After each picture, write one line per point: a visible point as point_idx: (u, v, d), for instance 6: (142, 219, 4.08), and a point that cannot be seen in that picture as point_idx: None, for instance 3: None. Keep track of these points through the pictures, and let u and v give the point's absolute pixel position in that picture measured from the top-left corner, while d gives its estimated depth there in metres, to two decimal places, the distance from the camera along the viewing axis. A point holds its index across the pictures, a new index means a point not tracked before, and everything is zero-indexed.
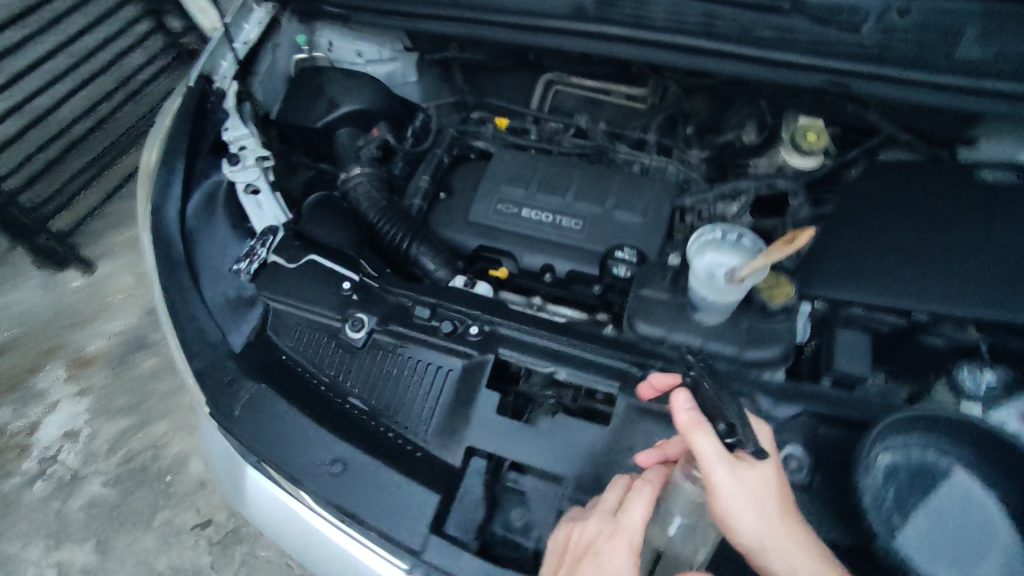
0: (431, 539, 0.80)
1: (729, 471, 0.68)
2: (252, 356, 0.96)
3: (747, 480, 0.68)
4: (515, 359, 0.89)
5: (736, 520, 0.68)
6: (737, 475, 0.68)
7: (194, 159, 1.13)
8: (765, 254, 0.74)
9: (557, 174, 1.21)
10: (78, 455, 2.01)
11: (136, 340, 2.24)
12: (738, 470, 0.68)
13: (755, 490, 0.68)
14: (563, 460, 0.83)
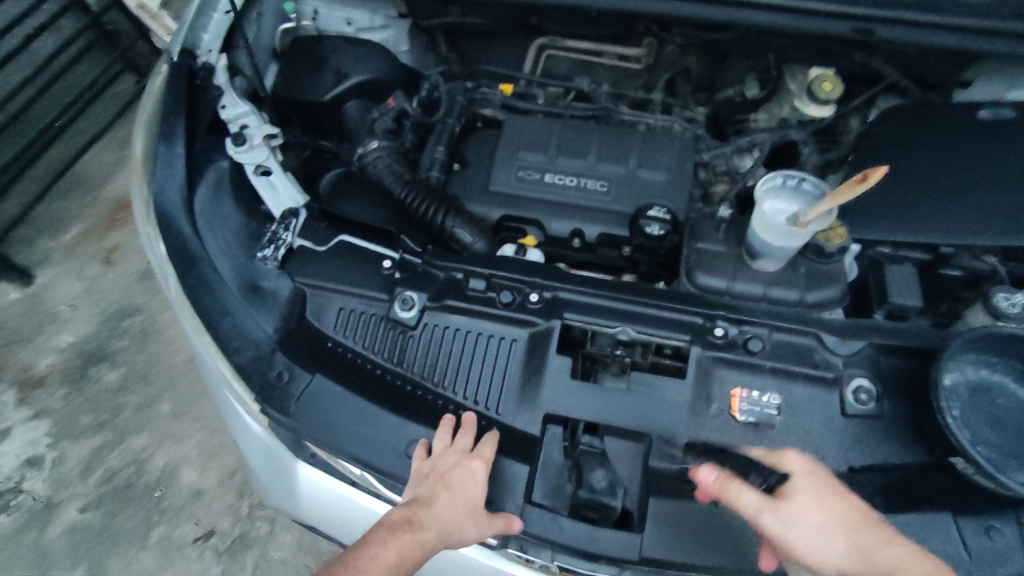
0: (528, 508, 0.79)
1: (777, 518, 0.74)
2: (296, 347, 0.90)
3: (795, 518, 0.74)
4: (582, 323, 0.87)
5: (814, 555, 0.73)
6: (785, 519, 0.74)
7: (192, 142, 1.04)
8: (832, 195, 0.76)
9: (576, 137, 1.19)
10: (46, 482, 1.83)
11: (94, 351, 2.05)
12: (782, 515, 0.74)
13: (808, 524, 0.73)
14: (650, 418, 0.82)
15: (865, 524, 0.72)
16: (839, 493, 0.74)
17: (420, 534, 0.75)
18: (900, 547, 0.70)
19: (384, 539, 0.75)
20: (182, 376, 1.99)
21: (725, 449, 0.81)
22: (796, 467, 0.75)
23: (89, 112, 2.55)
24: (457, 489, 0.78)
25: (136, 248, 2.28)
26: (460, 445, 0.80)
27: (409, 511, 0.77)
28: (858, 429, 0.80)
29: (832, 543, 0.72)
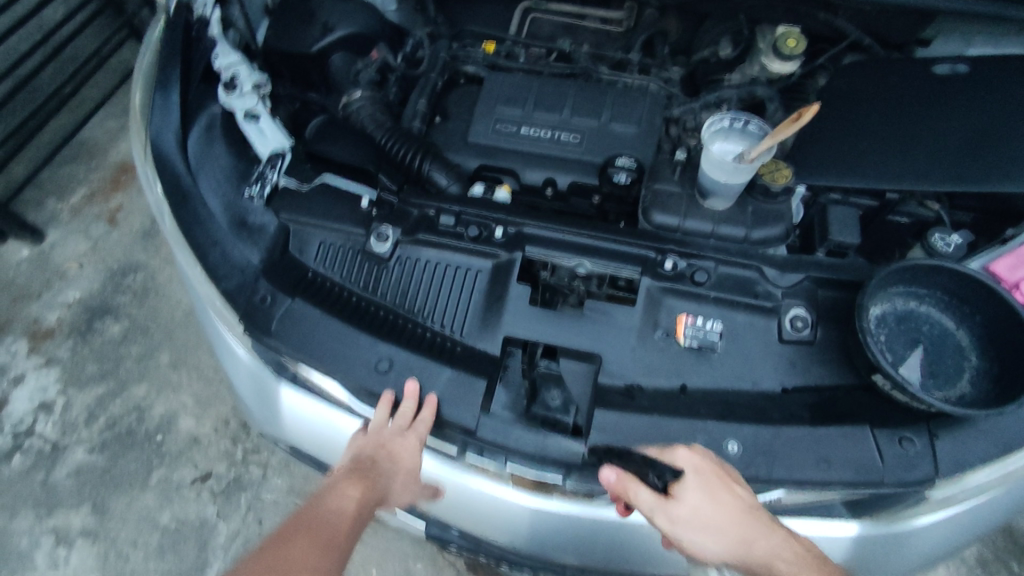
0: (483, 418, 0.85)
1: (666, 516, 0.79)
2: (277, 275, 0.96)
3: (687, 514, 0.78)
4: (542, 256, 0.94)
5: (700, 546, 0.79)
6: (673, 515, 0.79)
7: (187, 89, 1.11)
8: (773, 133, 0.82)
9: (551, 93, 1.26)
10: (55, 426, 1.93)
11: (99, 306, 2.15)
12: (671, 513, 0.79)
13: (697, 519, 0.78)
14: (602, 341, 0.89)
15: (746, 518, 0.77)
16: (728, 486, 0.77)
17: (372, 484, 0.86)
18: (774, 535, 0.77)
19: (347, 487, 0.84)
20: (183, 329, 2.08)
21: (672, 370, 0.87)
22: (687, 462, 0.78)
23: (97, 80, 2.66)
24: (395, 458, 0.88)
25: (139, 209, 2.36)
26: (398, 421, 0.85)
27: (359, 466, 0.88)
28: (792, 353, 0.88)
29: (715, 537, 0.78)
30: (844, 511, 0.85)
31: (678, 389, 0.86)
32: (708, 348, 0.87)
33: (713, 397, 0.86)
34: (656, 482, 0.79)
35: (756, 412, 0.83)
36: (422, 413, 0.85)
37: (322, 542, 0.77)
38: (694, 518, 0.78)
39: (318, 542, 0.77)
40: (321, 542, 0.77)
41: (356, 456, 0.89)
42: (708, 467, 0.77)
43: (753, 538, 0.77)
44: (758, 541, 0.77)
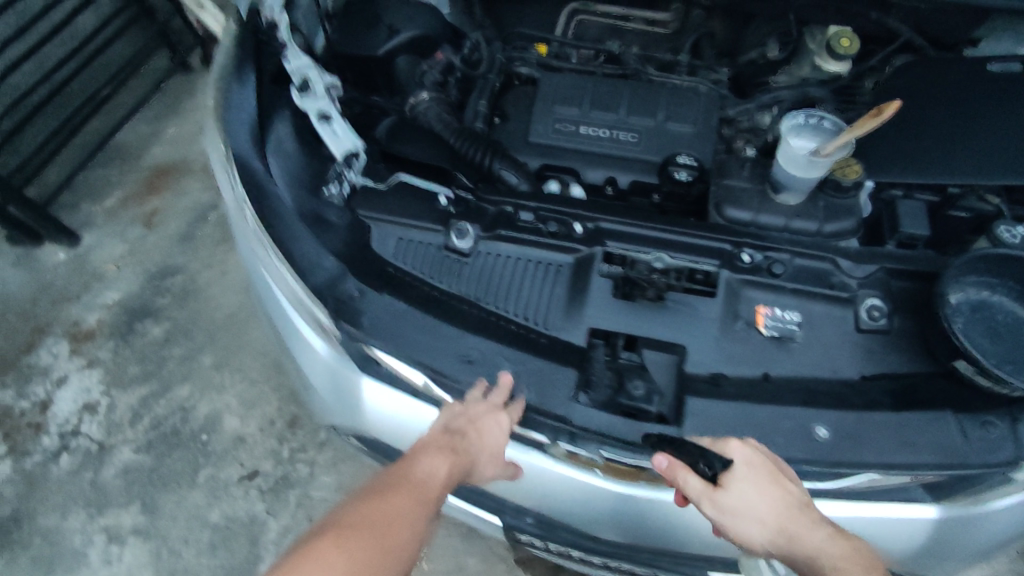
0: (574, 405, 0.90)
1: (714, 504, 0.78)
2: (362, 271, 0.99)
3: (735, 506, 0.77)
4: (621, 250, 0.97)
5: (747, 538, 0.78)
6: (721, 505, 0.78)
7: (261, 91, 1.14)
8: (854, 127, 0.84)
9: (608, 94, 1.28)
10: (101, 427, 1.95)
11: (139, 308, 2.17)
12: (719, 502, 0.78)
13: (746, 510, 0.77)
14: (682, 333, 0.93)
15: (794, 511, 0.77)
16: (777, 480, 0.78)
17: (460, 459, 0.81)
18: (823, 532, 0.76)
19: (436, 458, 0.79)
20: (224, 331, 2.11)
21: (753, 359, 0.91)
22: (738, 454, 0.79)
23: (130, 86, 2.70)
24: (483, 437, 0.85)
25: (175, 212, 2.38)
26: (493, 399, 0.87)
27: (449, 437, 0.83)
28: (869, 342, 0.91)
29: (762, 530, 0.77)
30: (924, 495, 0.87)
31: (760, 378, 0.90)
32: (784, 338, 0.91)
33: (794, 385, 0.89)
34: (706, 470, 0.77)
35: (840, 398, 0.86)
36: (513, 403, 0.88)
37: (413, 506, 0.72)
38: (741, 510, 0.77)
39: (408, 504, 0.72)
40: (413, 505, 0.72)
41: (446, 424, 0.85)
42: (757, 461, 0.79)
43: (802, 532, 0.76)
44: (808, 537, 0.76)
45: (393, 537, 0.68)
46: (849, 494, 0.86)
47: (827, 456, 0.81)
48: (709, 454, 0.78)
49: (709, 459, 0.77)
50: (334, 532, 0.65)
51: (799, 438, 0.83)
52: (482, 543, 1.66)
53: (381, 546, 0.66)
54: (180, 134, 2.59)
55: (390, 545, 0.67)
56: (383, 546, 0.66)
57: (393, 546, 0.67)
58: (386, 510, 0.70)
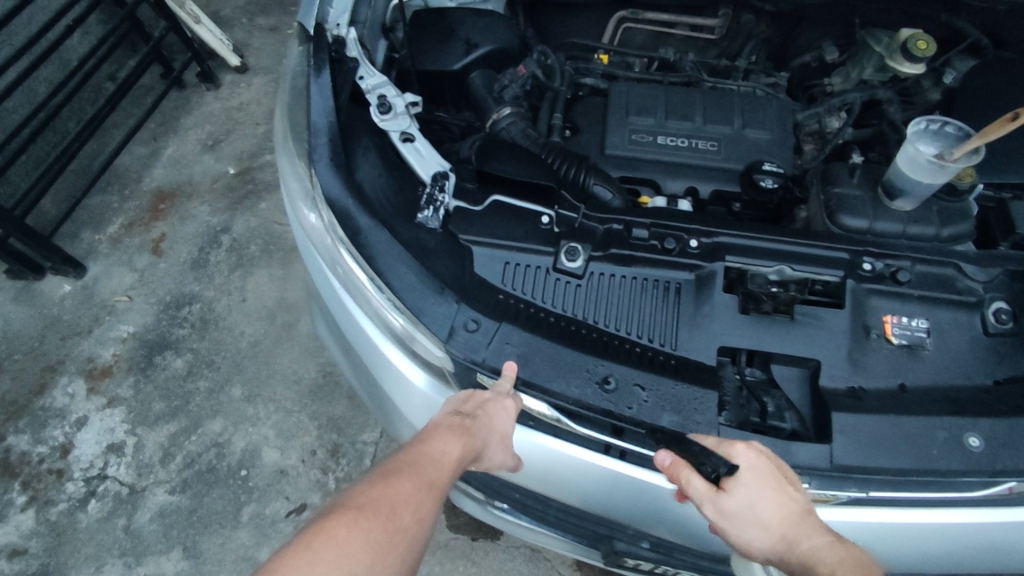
0: (722, 426, 0.86)
1: (716, 507, 0.76)
2: (473, 298, 0.94)
3: (737, 510, 0.74)
4: (742, 265, 0.95)
5: (746, 542, 0.75)
6: (723, 508, 0.75)
7: (339, 114, 1.08)
8: (980, 134, 0.83)
9: (681, 102, 1.27)
10: (130, 469, 1.82)
11: (157, 340, 2.04)
12: (720, 505, 0.75)
13: (748, 514, 0.74)
14: (815, 347, 0.91)
15: (796, 520, 0.73)
16: (784, 486, 0.75)
17: (471, 439, 0.78)
18: (827, 540, 0.71)
19: (448, 437, 0.76)
20: (249, 361, 1.98)
21: (890, 370, 0.90)
22: (743, 458, 0.76)
23: (124, 108, 2.57)
24: (495, 420, 0.83)
25: (183, 236, 2.25)
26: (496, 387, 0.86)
27: (459, 418, 0.80)
28: (1001, 345, 0.91)
29: (763, 536, 0.73)
30: None
31: (898, 388, 0.89)
32: (914, 346, 0.90)
33: (934, 393, 0.88)
34: (710, 470, 0.75)
35: (987, 404, 0.85)
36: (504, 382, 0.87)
37: (421, 489, 0.69)
38: (739, 513, 0.74)
39: (417, 490, 0.68)
40: (420, 488, 0.69)
41: (454, 410, 0.83)
42: (763, 466, 0.76)
43: (802, 540, 0.71)
44: (807, 544, 0.71)
45: (400, 523, 0.64)
46: (1014, 503, 0.84)
47: (988, 465, 0.81)
48: (715, 457, 0.75)
49: (713, 462, 0.75)
50: (346, 512, 0.62)
51: (954, 447, 0.82)
52: (545, 564, 1.58)
53: (389, 530, 0.63)
54: (180, 154, 2.45)
55: (396, 533, 0.63)
56: (391, 536, 0.62)
57: (400, 531, 0.63)
58: (392, 496, 0.66)
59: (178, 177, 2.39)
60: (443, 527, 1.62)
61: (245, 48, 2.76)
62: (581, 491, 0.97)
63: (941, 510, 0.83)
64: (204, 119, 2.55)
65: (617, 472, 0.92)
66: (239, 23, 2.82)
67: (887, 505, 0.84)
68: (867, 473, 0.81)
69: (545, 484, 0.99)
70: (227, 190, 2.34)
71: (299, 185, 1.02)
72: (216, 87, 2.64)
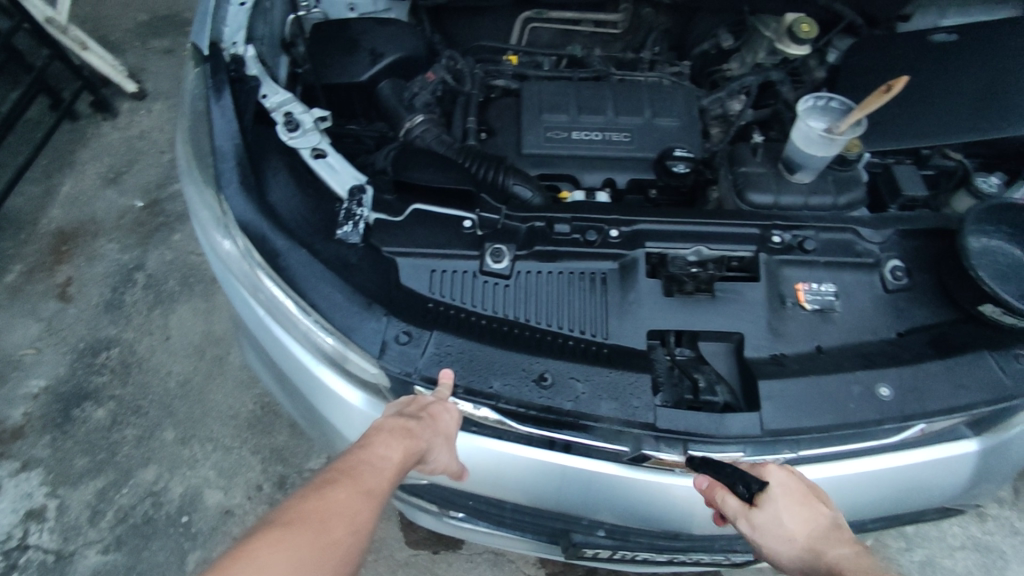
0: (659, 409, 0.87)
1: (748, 523, 0.79)
2: (401, 310, 0.93)
3: (768, 525, 0.78)
4: (661, 249, 0.98)
5: (776, 556, 0.77)
6: (756, 524, 0.79)
7: (245, 135, 1.05)
8: (862, 107, 0.90)
9: (591, 97, 1.30)
10: (55, 534, 1.68)
11: (72, 392, 1.89)
12: (753, 521, 0.79)
13: (778, 529, 0.77)
14: (737, 320, 0.95)
15: (823, 532, 0.76)
16: (813, 502, 0.78)
17: (415, 440, 0.78)
18: (852, 549, 0.73)
19: (389, 441, 0.77)
20: (180, 402, 1.87)
21: (806, 334, 0.95)
22: (775, 477, 0.80)
23: (11, 147, 2.39)
24: (440, 420, 0.83)
25: (91, 278, 2.10)
26: (439, 391, 0.86)
27: (403, 419, 0.80)
28: (899, 300, 0.98)
29: (791, 549, 0.76)
30: (968, 431, 0.95)
31: (815, 350, 0.94)
32: (824, 309, 0.96)
33: (845, 350, 0.94)
34: (743, 488, 0.79)
35: (893, 355, 0.92)
36: (440, 389, 0.86)
37: (357, 498, 0.69)
38: (771, 528, 0.77)
39: (353, 498, 0.69)
40: (356, 497, 0.69)
41: (398, 413, 0.82)
42: (794, 485, 0.80)
43: (829, 550, 0.74)
44: (833, 553, 0.73)
45: (333, 536, 0.65)
46: (910, 446, 0.93)
47: (898, 411, 0.87)
48: (746, 475, 0.80)
49: (746, 479, 0.79)
50: (273, 529, 0.63)
51: (868, 399, 0.87)
52: (509, 567, 1.58)
53: (319, 545, 0.64)
54: (78, 192, 2.29)
55: (328, 546, 0.64)
56: (323, 549, 0.64)
57: (333, 544, 0.64)
58: (325, 508, 0.66)
59: (79, 216, 2.23)
60: (402, 545, 1.59)
61: (141, 72, 2.60)
62: (535, 490, 0.97)
63: (852, 461, 0.92)
64: (102, 152, 2.39)
65: (563, 465, 0.93)
66: (132, 47, 2.67)
67: (811, 463, 0.91)
68: (795, 434, 0.86)
69: (498, 488, 0.99)
70: (136, 226, 2.20)
71: (208, 214, 0.97)
72: (113, 116, 2.48)
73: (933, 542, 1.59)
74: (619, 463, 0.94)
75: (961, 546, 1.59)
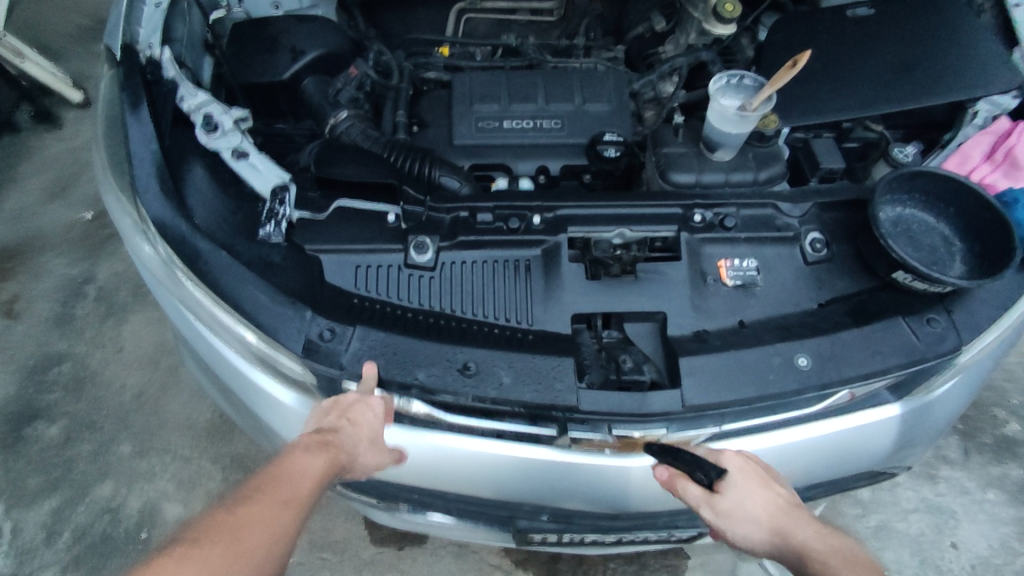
0: (583, 391, 0.88)
1: (712, 510, 0.78)
2: (326, 307, 0.93)
3: (731, 512, 0.77)
4: (584, 233, 0.98)
5: (743, 542, 0.76)
6: (719, 511, 0.78)
7: (163, 138, 1.03)
8: (771, 83, 0.91)
9: (522, 85, 1.29)
10: (13, 554, 1.65)
11: (24, 411, 1.86)
12: (716, 509, 0.78)
13: (741, 512, 0.76)
14: (662, 300, 0.96)
15: (785, 514, 0.75)
16: (770, 484, 0.78)
17: (333, 447, 0.77)
18: (814, 530, 0.73)
19: (307, 453, 0.74)
20: (135, 415, 1.84)
21: (728, 310, 0.96)
22: (733, 462, 0.80)
23: None
24: (361, 425, 0.82)
25: (39, 294, 2.06)
26: (359, 392, 0.85)
27: (323, 432, 0.78)
28: (819, 271, 0.99)
29: (756, 534, 0.75)
30: (890, 396, 0.98)
31: (738, 325, 0.95)
32: (746, 286, 0.97)
33: (765, 323, 0.95)
34: (703, 475, 0.79)
35: (812, 325, 0.94)
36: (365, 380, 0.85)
37: (275, 510, 0.67)
38: (736, 513, 0.76)
39: (271, 510, 0.67)
40: (274, 508, 0.67)
41: (318, 424, 0.81)
42: (751, 468, 0.79)
43: (793, 532, 0.73)
44: (798, 537, 0.73)
45: (244, 548, 0.63)
46: (835, 412, 0.95)
47: (816, 380, 0.88)
48: (703, 462, 0.79)
49: (704, 467, 0.79)
50: (180, 545, 0.62)
51: (788, 370, 0.89)
52: (473, 558, 1.58)
53: (229, 558, 0.62)
54: (22, 207, 2.24)
55: (239, 559, 0.62)
56: (233, 561, 0.62)
57: (244, 556, 0.63)
58: (238, 520, 0.65)
59: (23, 232, 2.18)
60: (367, 543, 1.59)
61: (83, 81, 2.55)
62: (473, 479, 0.98)
63: (778, 432, 0.94)
64: (46, 164, 2.34)
65: (497, 453, 0.94)
66: (73, 55, 2.61)
67: (740, 436, 0.93)
68: (716, 408, 0.87)
69: (438, 480, 0.99)
70: (83, 238, 2.16)
71: (128, 221, 0.97)
72: (56, 127, 2.43)
73: (887, 507, 1.62)
74: (553, 446, 0.95)
75: (915, 509, 1.62)
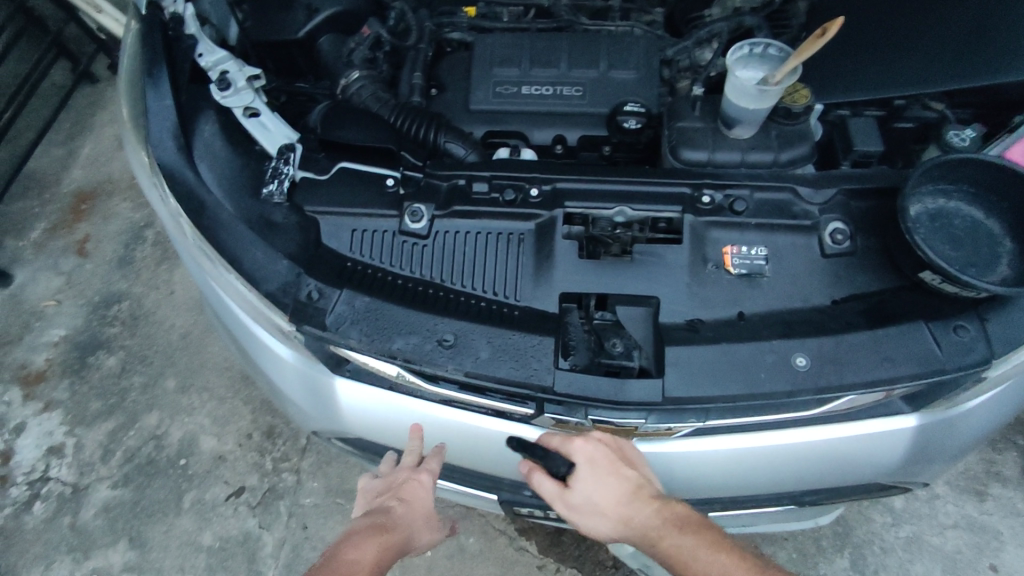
0: (559, 373, 0.85)
1: (565, 501, 0.92)
2: (318, 268, 0.94)
3: (580, 501, 0.90)
4: (583, 209, 0.94)
5: (594, 521, 0.92)
6: (571, 500, 0.91)
7: (179, 93, 1.06)
8: (797, 53, 0.82)
9: (545, 48, 1.23)
10: (72, 469, 1.80)
11: (88, 340, 2.01)
12: (569, 499, 0.91)
13: (587, 501, 0.90)
14: (658, 284, 0.91)
15: (628, 496, 0.88)
16: (618, 471, 0.88)
17: (389, 534, 0.90)
18: (653, 508, 0.88)
19: (361, 542, 0.88)
20: (180, 352, 1.96)
21: (727, 299, 0.90)
22: (581, 454, 0.89)
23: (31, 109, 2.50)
24: (414, 501, 0.94)
25: (106, 235, 2.21)
26: (409, 459, 0.96)
27: (373, 520, 0.92)
28: (838, 265, 0.91)
29: (602, 517, 0.91)
30: (905, 406, 0.90)
31: (736, 317, 0.89)
32: (752, 275, 0.91)
33: (767, 316, 0.89)
34: (555, 471, 0.89)
35: (817, 322, 0.87)
36: (413, 444, 0.96)
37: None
38: (584, 501, 0.90)
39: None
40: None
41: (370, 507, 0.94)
42: (599, 456, 0.89)
43: (633, 514, 0.88)
44: (637, 517, 0.88)
45: None
46: (840, 416, 0.89)
47: (814, 383, 0.82)
48: (555, 459, 0.89)
49: (554, 465, 0.89)
50: None
51: (782, 370, 0.83)
52: None
53: None
54: (95, 153, 2.40)
55: None
56: None
57: None
58: None
59: (94, 176, 2.34)
60: None
61: None
62: (455, 447, 0.99)
63: (772, 432, 0.88)
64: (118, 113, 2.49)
65: (477, 425, 0.95)
66: None
67: (726, 433, 0.89)
68: (700, 402, 0.83)
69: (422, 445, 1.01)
70: None
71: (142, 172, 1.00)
72: None
73: (923, 520, 1.49)
74: (532, 424, 0.92)
75: (954, 525, 1.49)
